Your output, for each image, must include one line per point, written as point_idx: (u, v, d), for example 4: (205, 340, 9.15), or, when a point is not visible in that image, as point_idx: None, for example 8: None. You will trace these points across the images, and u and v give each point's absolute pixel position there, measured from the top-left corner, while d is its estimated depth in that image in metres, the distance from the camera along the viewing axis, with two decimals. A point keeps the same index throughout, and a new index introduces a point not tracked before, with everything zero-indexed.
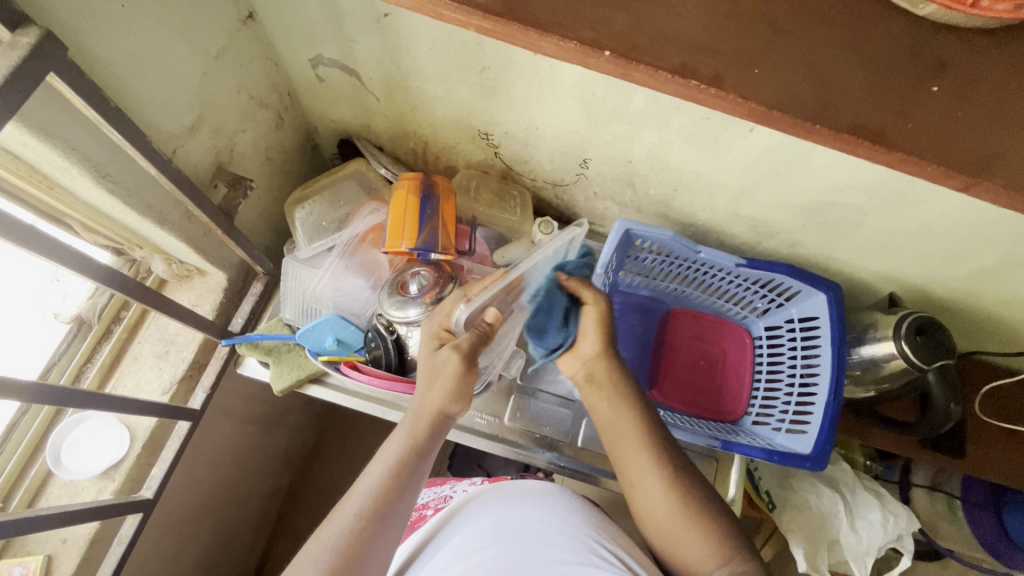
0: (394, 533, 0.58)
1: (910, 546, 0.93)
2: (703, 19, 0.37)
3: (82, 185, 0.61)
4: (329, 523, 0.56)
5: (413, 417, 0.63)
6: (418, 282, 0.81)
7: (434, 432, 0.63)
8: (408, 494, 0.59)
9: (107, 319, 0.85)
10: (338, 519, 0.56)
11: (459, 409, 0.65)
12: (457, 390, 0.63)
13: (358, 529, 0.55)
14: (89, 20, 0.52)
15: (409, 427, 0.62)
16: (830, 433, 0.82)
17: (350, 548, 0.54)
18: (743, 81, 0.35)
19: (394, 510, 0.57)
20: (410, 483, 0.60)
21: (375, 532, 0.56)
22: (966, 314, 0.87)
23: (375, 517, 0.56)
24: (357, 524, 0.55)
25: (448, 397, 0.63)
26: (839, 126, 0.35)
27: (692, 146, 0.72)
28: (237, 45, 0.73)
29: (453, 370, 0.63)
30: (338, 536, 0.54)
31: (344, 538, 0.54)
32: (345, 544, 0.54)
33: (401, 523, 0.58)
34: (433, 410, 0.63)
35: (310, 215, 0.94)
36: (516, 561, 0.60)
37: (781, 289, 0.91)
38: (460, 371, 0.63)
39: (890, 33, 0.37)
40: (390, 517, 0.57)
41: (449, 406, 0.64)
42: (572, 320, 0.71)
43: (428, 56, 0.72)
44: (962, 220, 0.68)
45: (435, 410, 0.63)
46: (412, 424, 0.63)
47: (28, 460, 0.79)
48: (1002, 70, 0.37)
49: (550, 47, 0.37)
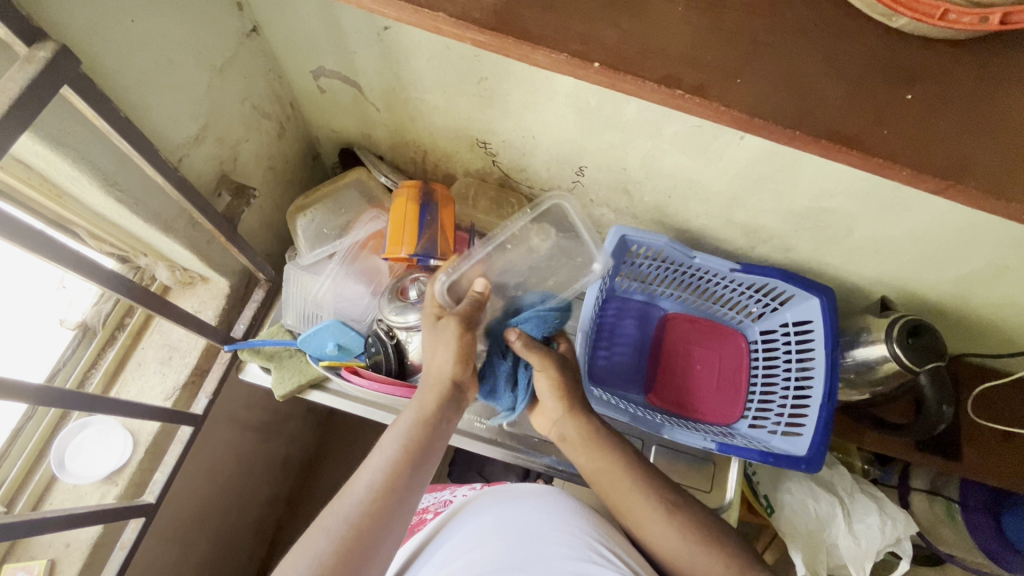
0: (407, 507, 0.58)
1: (909, 550, 0.93)
2: (686, 32, 0.38)
3: (90, 194, 0.63)
4: (341, 497, 0.57)
5: (423, 392, 0.65)
6: (417, 288, 0.84)
7: (445, 405, 0.65)
8: (420, 469, 0.60)
9: (112, 325, 0.86)
10: (350, 493, 0.57)
11: (468, 381, 0.67)
12: (464, 359, 0.66)
13: (371, 500, 0.56)
14: (102, 34, 0.54)
15: (419, 401, 0.65)
16: (824, 437, 0.84)
17: (363, 521, 0.55)
18: (726, 90, 0.37)
19: (406, 482, 0.58)
20: (421, 457, 0.61)
21: (387, 503, 0.57)
22: (957, 317, 0.88)
23: (388, 489, 0.57)
24: (369, 496, 0.56)
25: (455, 365, 0.65)
26: (818, 132, 0.36)
27: (685, 154, 0.74)
28: (241, 58, 0.75)
29: (455, 337, 0.65)
30: (351, 509, 0.55)
31: (356, 510, 0.55)
32: (358, 515, 0.55)
33: (413, 500, 0.59)
34: (442, 379, 0.65)
35: (312, 222, 0.95)
36: (520, 557, 0.62)
37: (775, 294, 0.93)
38: (460, 335, 0.66)
39: (865, 45, 0.39)
40: (402, 491, 0.58)
41: (458, 377, 0.66)
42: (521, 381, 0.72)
43: (427, 67, 0.74)
44: (949, 223, 0.70)
45: (444, 380, 0.65)
46: (420, 399, 0.65)
47: (32, 466, 0.80)
48: (974, 79, 0.38)
49: (542, 60, 0.38)
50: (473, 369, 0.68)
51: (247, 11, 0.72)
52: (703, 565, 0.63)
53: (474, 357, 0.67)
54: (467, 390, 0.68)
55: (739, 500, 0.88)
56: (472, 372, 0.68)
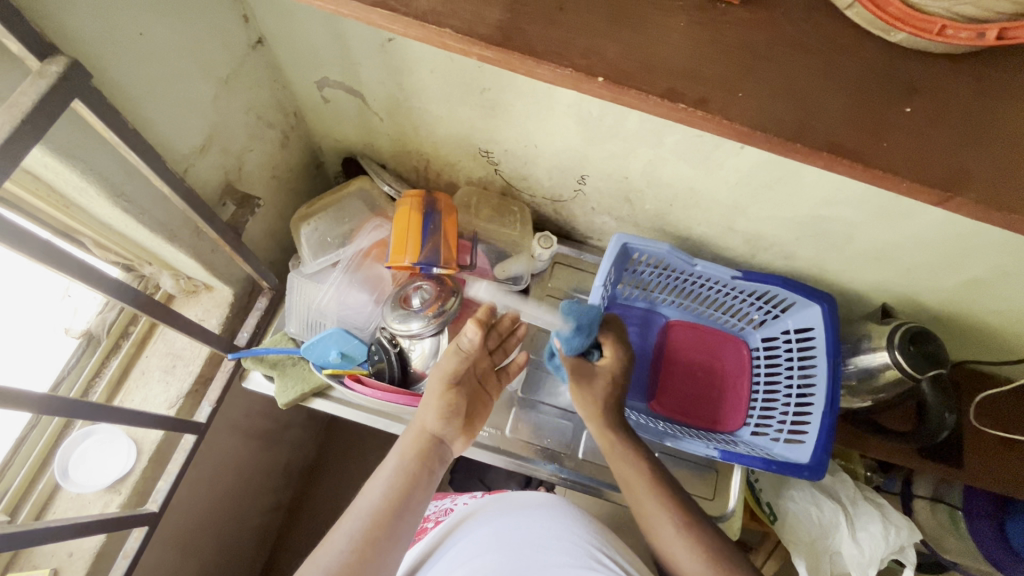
0: (391, 553, 0.59)
1: (912, 558, 0.93)
2: (687, 45, 0.39)
3: (97, 204, 0.64)
4: (324, 545, 0.57)
5: (406, 440, 0.67)
6: (420, 297, 0.85)
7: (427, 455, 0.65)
8: (403, 518, 0.61)
9: (116, 334, 0.87)
10: (334, 541, 0.57)
11: (452, 433, 0.68)
12: (449, 410, 0.67)
13: (351, 550, 0.56)
14: (111, 47, 0.55)
15: (402, 448, 0.66)
16: (827, 441, 0.83)
17: (345, 571, 0.55)
18: (727, 104, 0.38)
19: (388, 531, 0.59)
20: (404, 505, 0.61)
21: (369, 553, 0.57)
22: (959, 324, 0.88)
23: (369, 539, 0.58)
24: (350, 545, 0.57)
25: (439, 417, 0.67)
26: (817, 144, 0.37)
27: (686, 162, 0.75)
28: (246, 68, 0.76)
29: (443, 387, 0.67)
30: (332, 558, 0.55)
31: (337, 560, 0.55)
32: (338, 566, 0.55)
33: (396, 548, 0.59)
34: (425, 430, 0.66)
35: (315, 230, 0.96)
36: (519, 568, 0.62)
37: (777, 301, 0.93)
38: (449, 386, 0.67)
39: (863, 59, 0.39)
40: (384, 539, 0.58)
41: (440, 428, 0.67)
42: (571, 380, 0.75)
43: (430, 78, 0.75)
44: (949, 231, 0.70)
45: (427, 431, 0.67)
46: (403, 447, 0.65)
47: (36, 475, 0.80)
48: (972, 91, 0.39)
49: (547, 74, 0.39)
50: (458, 421, 0.68)
51: (253, 23, 0.73)
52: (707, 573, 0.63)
53: (460, 409, 0.68)
54: (452, 442, 0.68)
55: (742, 507, 0.87)
56: (457, 424, 0.68)
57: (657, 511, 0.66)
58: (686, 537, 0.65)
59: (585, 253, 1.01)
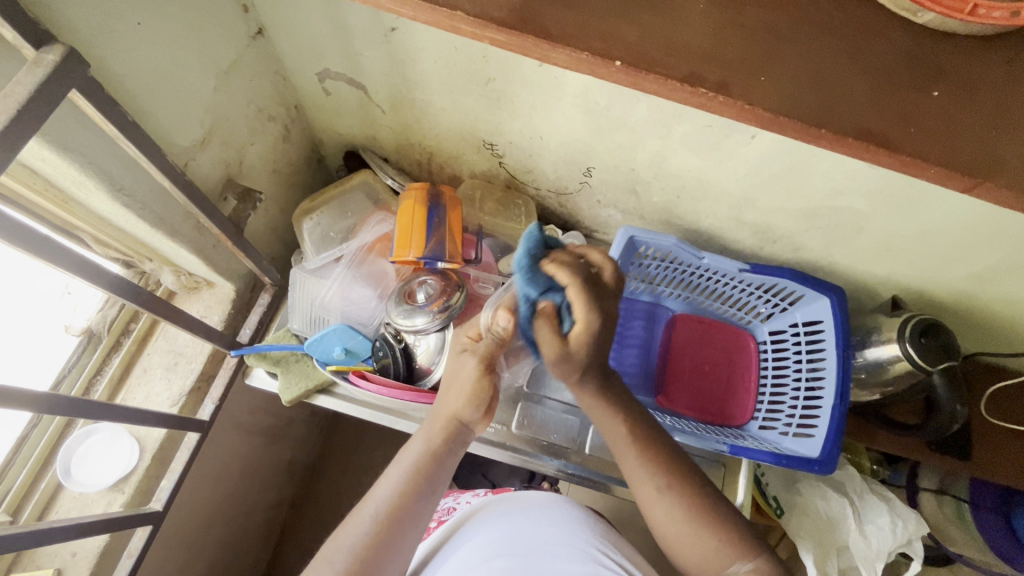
0: (411, 533, 0.58)
1: (920, 551, 0.93)
2: (709, 28, 0.38)
3: (96, 198, 0.62)
4: (346, 526, 0.58)
5: (431, 423, 0.62)
6: (425, 291, 0.84)
7: (451, 440, 0.61)
8: (425, 499, 0.59)
9: (117, 331, 0.86)
10: (355, 522, 0.57)
11: (477, 421, 0.62)
12: (476, 400, 0.60)
13: (373, 533, 0.56)
14: (109, 37, 0.53)
15: (427, 432, 0.62)
16: (837, 436, 0.83)
17: (366, 552, 0.56)
18: (749, 88, 0.36)
19: (409, 514, 0.58)
20: (426, 489, 0.59)
21: (392, 535, 0.57)
22: (968, 316, 0.87)
23: (390, 522, 0.57)
24: (372, 529, 0.56)
25: (466, 405, 0.60)
26: (843, 130, 0.36)
27: (694, 153, 0.73)
28: (246, 60, 0.74)
29: (475, 373, 0.60)
30: (354, 542, 0.56)
31: (359, 542, 0.56)
32: (361, 547, 0.56)
33: (416, 529, 0.59)
34: (450, 415, 0.61)
35: (317, 225, 0.95)
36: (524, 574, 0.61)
37: (785, 293, 0.92)
38: (478, 376, 0.60)
39: (889, 41, 0.38)
40: (405, 521, 0.58)
41: (468, 414, 0.61)
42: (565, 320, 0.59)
43: (434, 68, 0.74)
44: (962, 222, 0.69)
45: (454, 416, 0.61)
46: (429, 429, 0.62)
47: (37, 474, 0.79)
48: (1000, 73, 0.38)
49: (562, 58, 0.38)
50: (486, 408, 0.62)
51: (253, 13, 0.72)
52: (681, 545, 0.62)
53: (488, 400, 0.61)
54: (478, 426, 0.63)
55: (751, 501, 0.87)
56: (485, 411, 0.62)
57: (645, 490, 0.63)
58: (663, 490, 0.62)
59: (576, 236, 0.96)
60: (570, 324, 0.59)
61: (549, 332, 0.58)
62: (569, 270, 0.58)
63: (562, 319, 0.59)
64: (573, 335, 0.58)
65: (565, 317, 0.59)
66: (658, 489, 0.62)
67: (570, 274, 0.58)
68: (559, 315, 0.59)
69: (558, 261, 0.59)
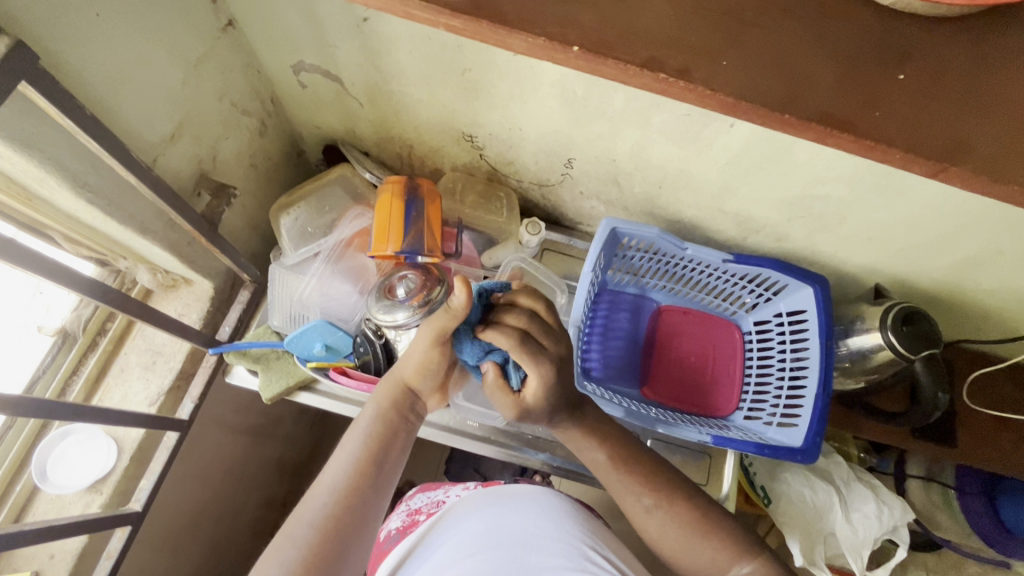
0: (373, 505, 0.57)
1: (905, 538, 0.93)
2: (670, 13, 0.37)
3: (61, 195, 0.61)
4: (307, 500, 0.56)
5: (382, 392, 0.65)
6: (406, 286, 0.78)
7: (401, 407, 0.65)
8: (383, 466, 0.60)
9: (92, 331, 0.84)
10: (315, 495, 0.56)
11: (427, 389, 0.66)
12: (428, 369, 0.64)
13: (334, 502, 0.55)
14: (64, 29, 0.52)
15: (377, 399, 0.65)
16: (820, 425, 0.82)
17: (328, 524, 0.54)
18: (711, 74, 0.35)
19: (368, 481, 0.58)
20: (382, 455, 0.60)
21: (354, 504, 0.56)
22: (952, 304, 0.87)
23: (351, 489, 0.57)
24: (332, 498, 0.56)
25: (416, 372, 0.64)
26: (807, 116, 0.35)
27: (674, 143, 0.73)
28: (217, 53, 0.73)
29: (426, 348, 0.62)
30: (316, 512, 0.54)
31: (320, 513, 0.54)
32: (322, 518, 0.54)
33: (379, 500, 0.58)
34: (399, 382, 0.65)
35: (295, 221, 0.93)
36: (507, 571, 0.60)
37: (769, 283, 0.92)
38: (430, 347, 0.61)
39: (857, 24, 0.37)
40: (366, 490, 0.57)
41: (417, 382, 0.65)
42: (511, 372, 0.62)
43: (408, 59, 0.72)
44: (943, 208, 0.69)
45: (403, 384, 0.65)
46: (381, 397, 0.65)
47: (13, 477, 0.78)
48: (969, 56, 0.37)
49: (519, 44, 0.37)
50: (436, 378, 0.66)
51: (222, 4, 0.70)
52: (661, 533, 0.61)
53: (439, 369, 0.65)
54: (425, 398, 0.67)
55: (736, 492, 0.87)
56: (435, 382, 0.66)
57: (627, 480, 0.63)
58: (652, 510, 0.62)
59: (559, 232, 0.99)
60: (518, 378, 0.62)
61: (500, 394, 0.61)
62: (505, 337, 0.58)
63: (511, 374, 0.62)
64: (522, 392, 0.61)
65: (512, 372, 0.62)
66: (648, 509, 0.62)
67: (508, 341, 0.58)
68: (507, 372, 0.62)
69: (494, 324, 0.59)
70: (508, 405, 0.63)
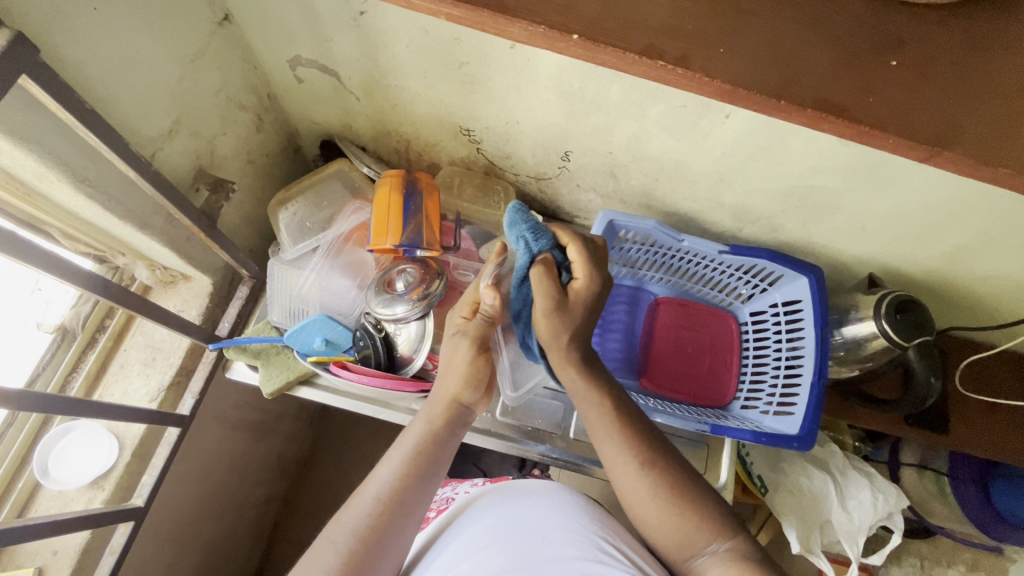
0: (414, 513, 0.57)
1: (900, 524, 0.94)
2: (669, 3, 0.38)
3: (59, 190, 0.61)
4: (349, 509, 0.56)
5: (430, 406, 0.64)
6: (405, 279, 0.83)
7: (451, 422, 0.63)
8: (429, 480, 0.59)
9: (92, 328, 0.85)
10: (357, 504, 0.56)
11: (475, 400, 0.65)
12: (474, 379, 0.63)
13: (376, 514, 0.55)
14: (62, 23, 0.52)
15: (427, 415, 0.63)
16: (816, 412, 0.83)
17: (369, 534, 0.54)
18: (709, 60, 0.36)
19: (413, 495, 0.57)
20: (429, 470, 0.59)
21: (395, 514, 0.56)
22: (945, 292, 0.88)
23: (395, 501, 0.56)
24: (375, 509, 0.55)
25: (463, 385, 0.63)
26: (803, 102, 0.36)
27: (670, 135, 0.73)
28: (214, 47, 0.73)
29: (466, 359, 0.62)
30: (358, 522, 0.55)
31: (362, 523, 0.55)
32: (364, 528, 0.54)
33: (419, 510, 0.58)
34: (448, 397, 0.63)
35: (294, 215, 0.93)
36: (523, 565, 0.60)
37: (765, 274, 0.93)
38: (474, 357, 0.62)
39: (850, 13, 0.38)
40: (409, 502, 0.57)
41: (466, 395, 0.63)
42: (562, 267, 0.65)
43: (406, 52, 0.73)
44: (936, 198, 0.70)
45: (451, 398, 0.63)
46: (429, 411, 0.63)
47: (15, 474, 0.78)
48: (961, 43, 0.38)
49: (519, 33, 0.37)
50: (483, 389, 0.65)
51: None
52: (660, 522, 0.61)
53: (485, 378, 0.64)
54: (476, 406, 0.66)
55: (734, 481, 0.88)
56: (482, 392, 0.65)
57: (623, 477, 0.62)
58: (650, 498, 0.61)
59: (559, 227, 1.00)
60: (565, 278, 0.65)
61: (549, 279, 0.62)
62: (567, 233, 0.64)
63: (560, 273, 0.65)
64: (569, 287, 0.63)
65: (563, 272, 0.65)
66: (650, 501, 0.61)
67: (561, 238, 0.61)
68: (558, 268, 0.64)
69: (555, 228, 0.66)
70: (553, 301, 0.62)
